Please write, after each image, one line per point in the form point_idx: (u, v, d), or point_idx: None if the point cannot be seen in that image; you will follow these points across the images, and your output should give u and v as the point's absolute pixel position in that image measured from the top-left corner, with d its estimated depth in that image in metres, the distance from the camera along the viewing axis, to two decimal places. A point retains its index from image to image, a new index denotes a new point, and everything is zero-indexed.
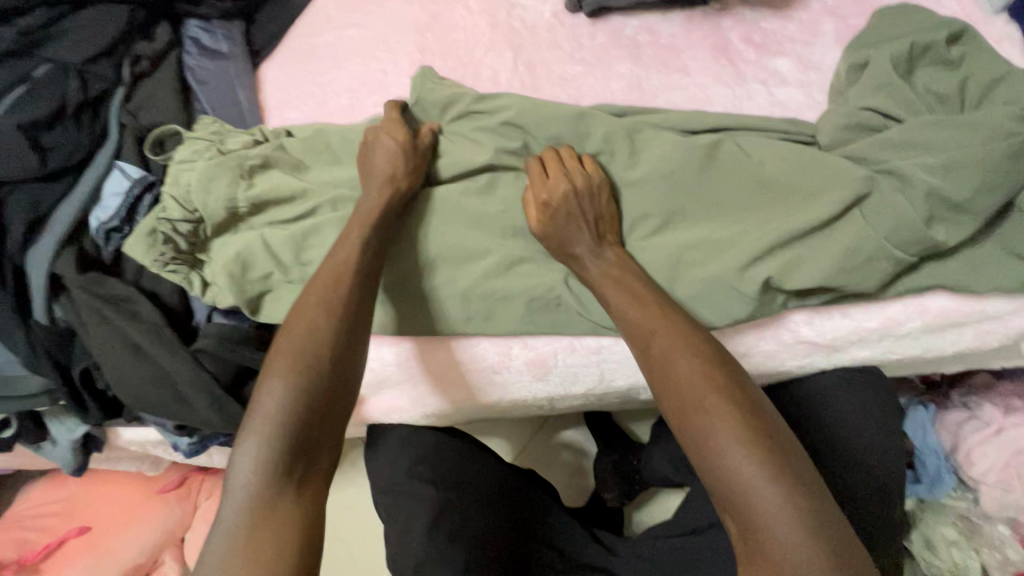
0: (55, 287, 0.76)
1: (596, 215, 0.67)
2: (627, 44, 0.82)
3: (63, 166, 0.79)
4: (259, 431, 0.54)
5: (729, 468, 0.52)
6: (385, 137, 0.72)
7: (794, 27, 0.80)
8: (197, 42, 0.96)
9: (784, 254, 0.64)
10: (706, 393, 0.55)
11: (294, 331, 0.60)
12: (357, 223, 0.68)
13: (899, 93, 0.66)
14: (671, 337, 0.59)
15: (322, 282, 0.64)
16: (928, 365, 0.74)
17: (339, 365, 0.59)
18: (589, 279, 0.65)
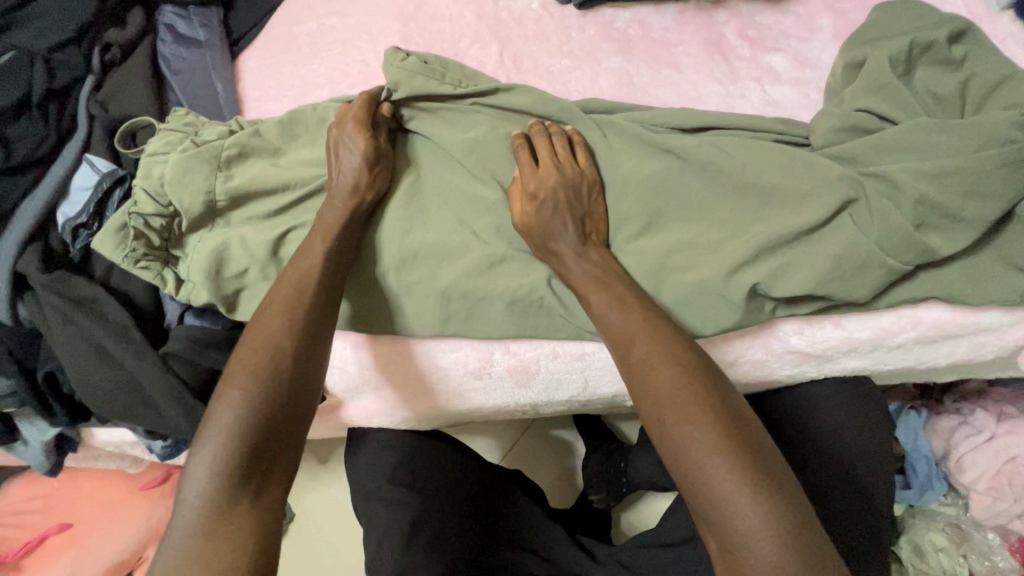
0: (20, 286, 0.73)
1: (580, 214, 0.64)
2: (616, 38, 0.79)
3: (27, 160, 0.76)
4: (206, 447, 0.52)
5: (712, 481, 0.49)
6: (347, 149, 0.68)
7: (791, 21, 0.77)
8: (173, 29, 0.92)
9: (772, 259, 0.61)
10: (688, 401, 0.53)
11: (251, 343, 0.58)
12: (319, 231, 0.66)
13: (897, 94, 0.63)
14: (653, 341, 0.56)
15: (284, 291, 0.62)
16: (921, 375, 0.72)
17: (295, 377, 0.57)
18: (570, 279, 0.63)
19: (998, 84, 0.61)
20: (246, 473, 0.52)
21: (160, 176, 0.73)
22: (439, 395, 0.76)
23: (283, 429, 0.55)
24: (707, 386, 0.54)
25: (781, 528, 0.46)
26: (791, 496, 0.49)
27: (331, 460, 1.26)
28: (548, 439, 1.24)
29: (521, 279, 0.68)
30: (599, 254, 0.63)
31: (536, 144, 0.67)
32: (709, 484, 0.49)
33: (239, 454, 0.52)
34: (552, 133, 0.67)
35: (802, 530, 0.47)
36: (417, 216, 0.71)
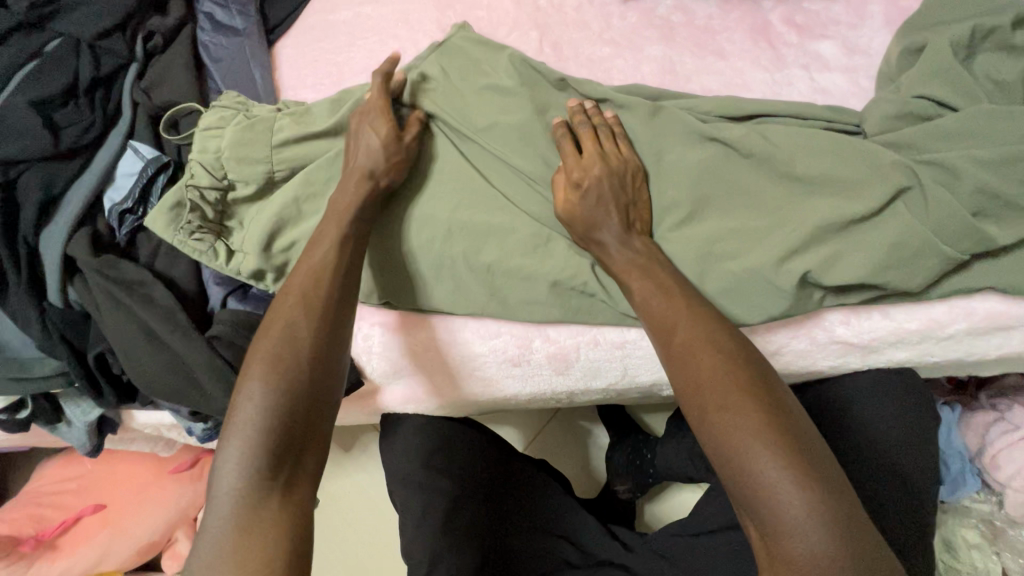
0: (70, 270, 0.75)
1: (623, 201, 0.64)
2: (659, 25, 0.78)
3: (75, 146, 0.77)
4: (235, 443, 0.53)
5: (755, 470, 0.49)
6: (367, 131, 0.69)
7: (839, 8, 0.76)
8: (211, 17, 0.92)
9: (821, 248, 0.61)
10: (731, 389, 0.52)
11: (269, 335, 0.58)
12: (331, 219, 0.65)
13: (956, 80, 0.62)
14: (695, 327, 0.56)
15: (302, 281, 0.61)
16: (967, 368, 0.71)
17: (320, 365, 0.57)
18: (611, 265, 0.63)
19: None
20: (276, 466, 0.52)
21: (216, 150, 0.73)
22: (477, 381, 0.77)
23: (309, 422, 0.55)
24: (750, 373, 0.54)
25: (825, 519, 0.46)
26: (835, 485, 0.49)
27: (355, 448, 1.27)
28: (573, 430, 1.24)
29: (564, 265, 0.68)
30: (642, 241, 0.63)
31: (582, 133, 0.67)
32: (753, 473, 0.49)
33: (268, 449, 0.52)
34: (594, 123, 0.68)
35: (846, 521, 0.47)
36: (459, 201, 0.71)
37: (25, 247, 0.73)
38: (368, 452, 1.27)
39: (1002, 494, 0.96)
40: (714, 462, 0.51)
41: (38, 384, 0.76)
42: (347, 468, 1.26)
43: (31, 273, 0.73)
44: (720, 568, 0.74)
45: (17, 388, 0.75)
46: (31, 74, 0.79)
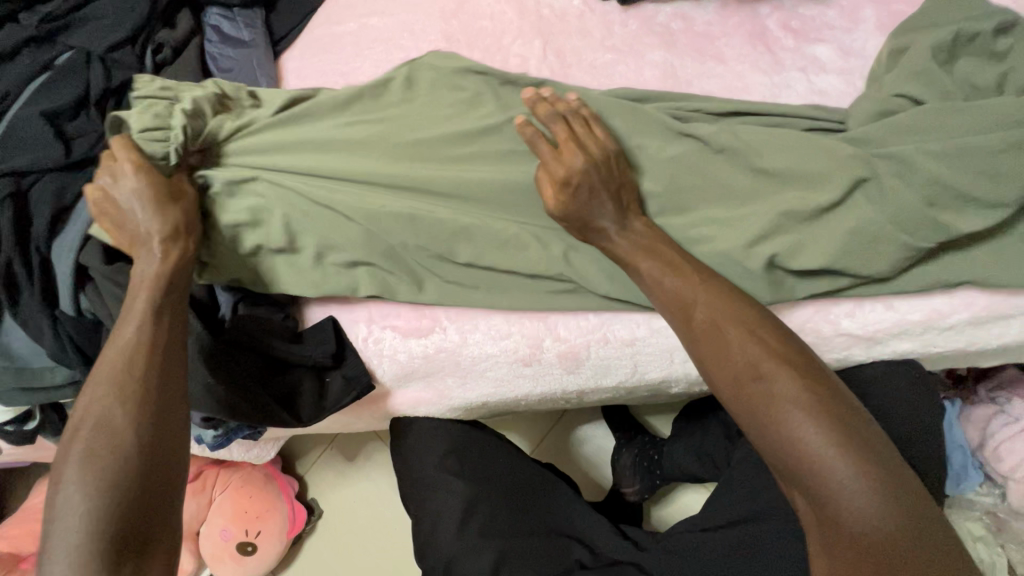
0: (82, 278, 0.75)
1: (612, 191, 0.64)
2: (660, 32, 0.81)
3: (86, 156, 0.78)
4: (59, 550, 0.52)
5: (799, 432, 0.51)
6: (128, 189, 0.64)
7: (832, 13, 0.79)
8: (218, 30, 0.94)
9: (822, 241, 0.63)
10: (762, 358, 0.55)
11: (83, 432, 0.56)
12: (141, 286, 0.62)
13: (929, 83, 0.65)
14: (714, 304, 0.59)
15: (110, 368, 0.59)
16: (968, 360, 0.73)
17: (150, 450, 0.56)
18: (617, 251, 0.64)
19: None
20: (115, 562, 0.52)
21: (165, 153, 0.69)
22: (487, 382, 0.77)
23: (134, 519, 0.54)
24: (775, 340, 0.56)
25: (867, 470, 0.49)
26: (871, 437, 0.52)
27: (359, 456, 1.27)
28: (578, 434, 1.25)
29: (572, 259, 0.71)
30: (643, 225, 0.65)
31: (556, 118, 0.65)
32: (796, 436, 0.51)
33: (99, 549, 0.52)
34: (574, 110, 0.66)
35: (886, 469, 0.50)
36: (468, 201, 0.73)
37: (38, 256, 0.74)
38: (374, 461, 1.26)
39: (1005, 487, 0.98)
40: (751, 429, 0.54)
41: (49, 393, 0.77)
42: (353, 477, 1.26)
43: (45, 281, 0.74)
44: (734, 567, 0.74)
45: (30, 396, 0.76)
46: (42, 86, 0.80)
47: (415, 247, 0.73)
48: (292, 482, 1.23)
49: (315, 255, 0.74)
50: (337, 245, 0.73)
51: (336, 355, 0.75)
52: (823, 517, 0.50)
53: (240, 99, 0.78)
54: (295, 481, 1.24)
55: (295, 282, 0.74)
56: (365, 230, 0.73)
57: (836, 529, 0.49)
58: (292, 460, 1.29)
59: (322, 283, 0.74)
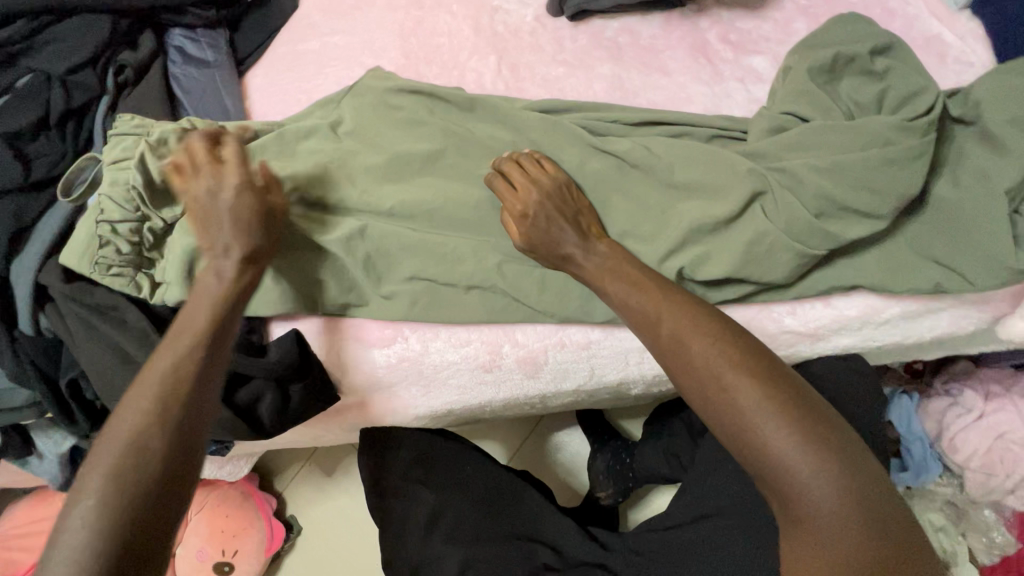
0: (42, 298, 0.76)
1: (569, 217, 0.66)
2: (608, 46, 0.84)
3: (46, 177, 0.79)
4: (53, 575, 0.47)
5: (767, 441, 0.51)
6: (228, 198, 0.65)
7: (768, 26, 0.83)
8: (182, 51, 0.95)
9: (762, 244, 0.65)
10: (728, 371, 0.54)
11: (102, 445, 0.52)
12: (205, 302, 0.61)
13: (823, 96, 0.68)
14: (678, 316, 0.58)
15: (156, 382, 0.55)
16: (912, 352, 0.75)
17: (174, 472, 0.52)
18: (582, 270, 0.65)
19: (913, 90, 0.65)
20: None
21: (127, 183, 0.73)
22: (451, 390, 0.78)
23: (136, 546, 0.49)
24: (741, 351, 0.55)
25: (837, 481, 0.49)
26: (844, 443, 0.52)
27: (338, 471, 1.27)
28: (554, 440, 1.26)
29: (527, 270, 0.72)
30: (608, 244, 0.66)
31: (515, 161, 0.70)
32: (765, 449, 0.51)
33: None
34: (529, 154, 0.71)
35: (856, 475, 0.50)
36: (423, 213, 0.75)
37: None
38: (351, 474, 1.26)
39: (962, 477, 1.01)
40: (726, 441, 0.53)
41: (6, 416, 0.76)
42: (331, 491, 1.25)
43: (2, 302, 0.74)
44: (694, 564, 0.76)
45: None
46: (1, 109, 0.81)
47: (354, 261, 0.74)
48: (270, 499, 1.22)
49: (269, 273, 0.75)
50: (286, 263, 0.75)
51: (300, 369, 0.73)
52: (797, 520, 0.51)
53: (210, 133, 0.82)
54: (273, 498, 1.23)
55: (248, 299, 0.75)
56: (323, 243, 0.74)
57: (810, 533, 0.50)
58: (270, 477, 1.28)
59: (274, 300, 0.74)
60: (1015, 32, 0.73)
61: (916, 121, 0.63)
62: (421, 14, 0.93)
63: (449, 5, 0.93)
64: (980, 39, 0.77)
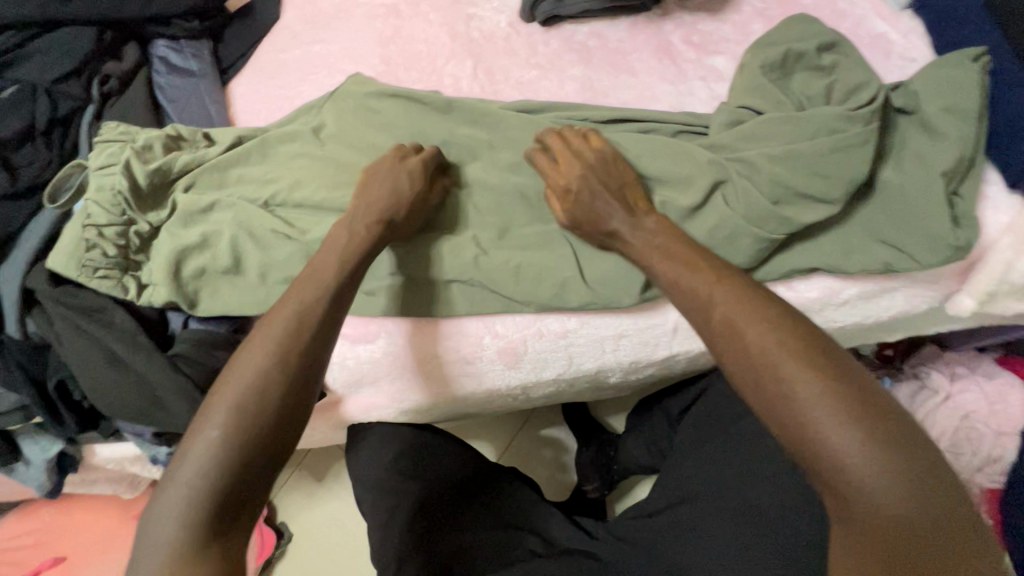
0: (29, 302, 0.77)
1: (617, 195, 0.68)
2: (578, 49, 0.88)
3: (32, 184, 0.81)
4: (172, 493, 0.51)
5: (819, 432, 0.48)
6: (400, 180, 0.72)
7: (728, 28, 0.87)
8: (166, 61, 0.98)
9: (722, 232, 0.68)
10: (780, 356, 0.52)
11: (231, 379, 0.56)
12: (331, 257, 0.66)
13: (775, 92, 0.73)
14: (729, 297, 0.58)
15: (285, 325, 0.59)
16: (874, 334, 0.80)
17: (289, 411, 0.56)
18: (631, 245, 0.67)
19: (857, 83, 0.70)
20: (215, 524, 0.50)
21: (113, 188, 0.77)
22: (434, 382, 0.80)
23: (248, 475, 0.53)
24: (797, 337, 0.53)
25: (895, 481, 0.46)
26: (910, 445, 0.48)
27: (328, 475, 1.28)
28: (541, 437, 1.28)
29: (505, 264, 0.74)
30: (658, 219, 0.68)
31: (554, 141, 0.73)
32: (816, 437, 0.48)
33: (206, 500, 0.50)
34: (569, 134, 0.73)
35: (924, 476, 0.47)
36: None
37: None
38: (341, 477, 1.27)
39: None
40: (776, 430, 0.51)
41: None
42: (321, 495, 1.26)
43: None
44: (677, 546, 0.76)
45: None
46: None
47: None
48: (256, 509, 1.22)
49: (257, 271, 0.78)
50: (274, 262, 0.78)
51: None
52: (848, 519, 0.48)
53: (195, 140, 0.86)
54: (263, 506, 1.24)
55: (235, 298, 0.78)
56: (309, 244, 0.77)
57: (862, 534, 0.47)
58: None
59: (262, 297, 0.77)
60: (953, 28, 0.78)
61: (859, 112, 0.67)
62: (399, 22, 0.97)
63: (426, 13, 0.96)
64: (922, 36, 0.82)
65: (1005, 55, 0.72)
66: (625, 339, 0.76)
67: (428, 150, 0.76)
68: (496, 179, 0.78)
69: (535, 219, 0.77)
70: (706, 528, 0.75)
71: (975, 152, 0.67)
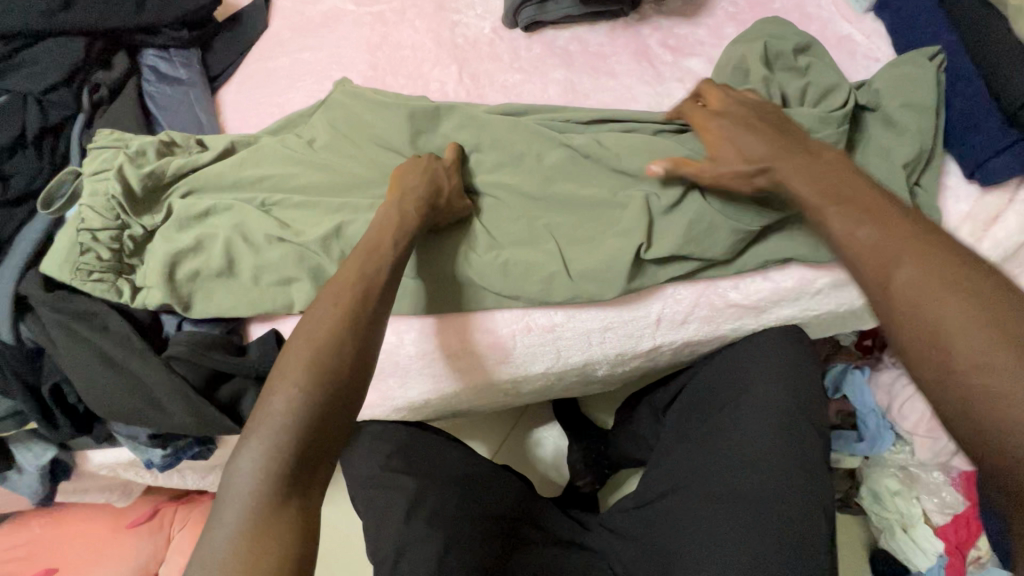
0: (21, 308, 0.77)
1: (776, 130, 0.67)
2: (559, 53, 0.91)
3: (25, 191, 0.84)
4: (253, 446, 0.53)
5: (967, 368, 0.45)
6: (443, 178, 0.76)
7: (703, 31, 0.91)
8: (155, 70, 0.99)
9: (696, 226, 0.72)
10: (933, 287, 0.49)
11: (297, 341, 0.59)
12: (387, 230, 0.68)
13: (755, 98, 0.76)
14: (922, 269, 0.50)
15: (350, 291, 0.62)
16: (847, 321, 0.85)
17: (357, 373, 0.59)
18: (789, 184, 0.63)
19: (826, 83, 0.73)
20: (294, 477, 0.53)
21: (107, 193, 0.78)
22: (426, 379, 0.82)
23: (324, 435, 0.56)
24: (964, 279, 0.48)
25: None
26: None
27: None
28: (533, 435, 1.30)
29: (494, 261, 0.76)
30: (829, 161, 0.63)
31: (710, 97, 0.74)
32: (960, 372, 0.45)
33: (289, 456, 0.53)
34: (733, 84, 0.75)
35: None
36: None
37: None
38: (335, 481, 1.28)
39: (913, 443, 1.04)
40: (915, 363, 0.48)
41: None
42: None
43: None
44: (661, 532, 0.78)
45: None
46: None
47: (331, 260, 0.77)
48: None
49: (250, 272, 0.79)
50: (266, 264, 0.79)
51: None
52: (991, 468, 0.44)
53: (188, 146, 0.88)
54: None
55: (230, 299, 0.79)
56: (300, 245, 0.78)
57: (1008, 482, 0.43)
58: None
59: (256, 298, 0.79)
60: (912, 28, 0.82)
61: (832, 115, 0.71)
62: (385, 29, 0.99)
63: (411, 20, 0.99)
64: (885, 37, 0.86)
65: (960, 53, 0.76)
66: (611, 332, 0.79)
67: (451, 147, 0.80)
68: (484, 179, 0.81)
69: (519, 216, 0.79)
70: (688, 513, 0.75)
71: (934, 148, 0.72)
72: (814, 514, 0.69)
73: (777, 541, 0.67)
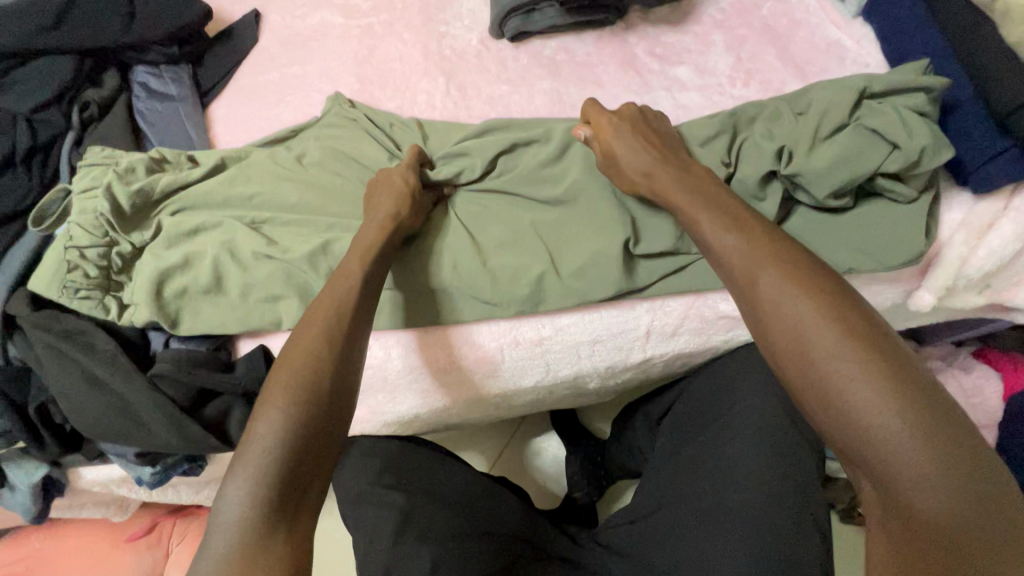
0: (10, 326, 0.79)
1: (659, 142, 0.72)
2: (546, 63, 0.91)
3: (14, 211, 0.84)
4: (238, 473, 0.52)
5: (838, 380, 0.49)
6: (401, 191, 0.74)
7: (689, 39, 0.90)
8: (146, 86, 0.99)
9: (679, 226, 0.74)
10: (798, 303, 0.53)
11: (282, 366, 0.59)
12: (356, 252, 0.68)
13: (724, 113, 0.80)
14: (777, 278, 0.55)
15: (324, 312, 0.63)
16: None
17: (338, 392, 0.58)
18: (667, 195, 0.68)
19: (829, 105, 0.73)
20: (282, 502, 0.52)
21: (96, 211, 0.78)
22: (416, 394, 0.81)
23: (310, 455, 0.55)
24: (828, 297, 0.53)
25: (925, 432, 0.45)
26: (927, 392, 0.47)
27: None
28: (530, 446, 1.29)
29: (482, 270, 0.76)
30: (698, 170, 0.69)
31: (591, 111, 0.78)
32: (830, 384, 0.49)
33: (274, 479, 0.52)
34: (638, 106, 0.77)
35: (960, 462, 0.45)
36: None
37: None
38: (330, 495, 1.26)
39: None
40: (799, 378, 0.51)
41: None
42: None
43: None
44: (660, 553, 0.75)
45: None
46: None
47: (318, 277, 0.77)
48: None
49: (238, 290, 0.79)
50: (255, 282, 0.79)
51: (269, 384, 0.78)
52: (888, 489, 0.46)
53: (179, 162, 0.88)
54: None
55: (218, 316, 0.79)
56: (286, 261, 0.78)
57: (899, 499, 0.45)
58: None
59: (244, 315, 0.78)
60: (897, 33, 0.82)
61: (822, 134, 0.72)
62: (373, 42, 0.99)
63: (400, 33, 0.99)
64: (874, 41, 0.86)
65: (948, 60, 0.75)
66: (601, 345, 0.78)
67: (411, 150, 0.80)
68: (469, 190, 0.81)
69: (505, 221, 0.79)
70: (681, 531, 0.74)
71: (948, 144, 0.68)
72: (813, 531, 0.67)
73: (774, 563, 0.64)
